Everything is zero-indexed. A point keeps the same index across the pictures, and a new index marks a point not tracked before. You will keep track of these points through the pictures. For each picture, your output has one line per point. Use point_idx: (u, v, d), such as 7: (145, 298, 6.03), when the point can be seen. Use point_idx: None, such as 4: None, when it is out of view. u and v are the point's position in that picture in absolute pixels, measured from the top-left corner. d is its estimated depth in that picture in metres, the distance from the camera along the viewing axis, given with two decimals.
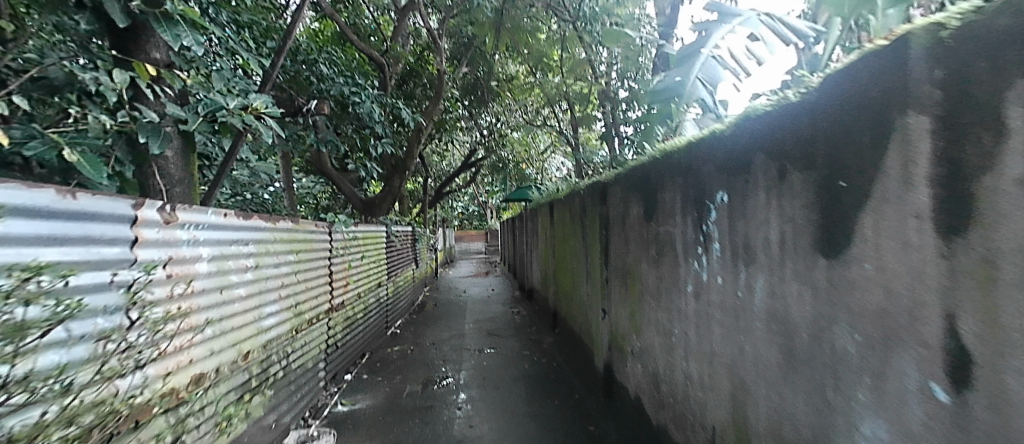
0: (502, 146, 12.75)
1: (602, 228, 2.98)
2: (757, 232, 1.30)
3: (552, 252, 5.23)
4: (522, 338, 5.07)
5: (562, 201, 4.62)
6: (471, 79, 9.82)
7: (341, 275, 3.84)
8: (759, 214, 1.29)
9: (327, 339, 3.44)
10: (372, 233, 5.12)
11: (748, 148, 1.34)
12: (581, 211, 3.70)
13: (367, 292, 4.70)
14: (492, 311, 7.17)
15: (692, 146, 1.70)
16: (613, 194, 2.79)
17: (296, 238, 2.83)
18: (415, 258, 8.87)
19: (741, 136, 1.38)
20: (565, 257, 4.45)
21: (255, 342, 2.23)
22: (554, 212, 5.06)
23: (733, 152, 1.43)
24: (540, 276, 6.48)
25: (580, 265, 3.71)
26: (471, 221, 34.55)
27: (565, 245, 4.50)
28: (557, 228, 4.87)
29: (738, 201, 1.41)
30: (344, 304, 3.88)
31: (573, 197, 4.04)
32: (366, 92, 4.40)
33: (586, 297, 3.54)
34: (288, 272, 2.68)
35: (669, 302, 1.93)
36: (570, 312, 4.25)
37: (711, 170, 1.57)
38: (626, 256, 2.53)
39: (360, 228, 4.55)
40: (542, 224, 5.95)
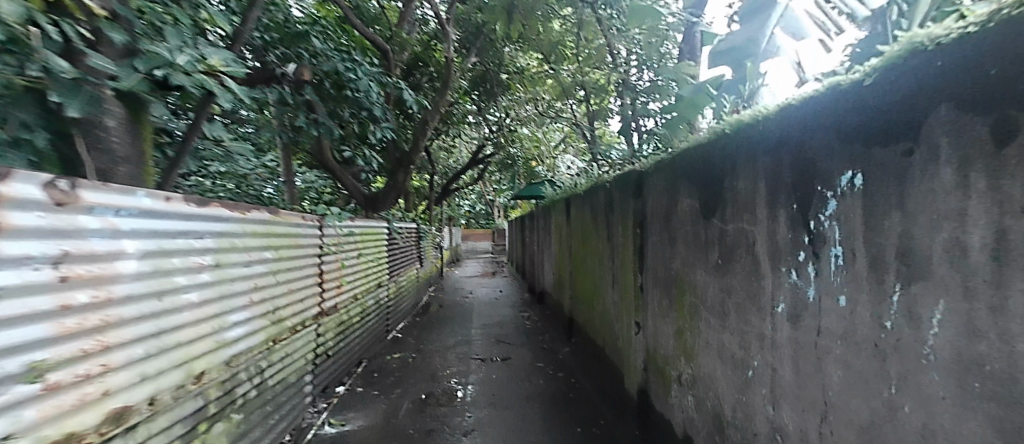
0: (511, 142, 12.29)
1: (635, 226, 2.53)
2: (925, 232, 0.83)
3: (567, 254, 4.78)
4: (534, 348, 4.63)
5: (581, 196, 4.17)
6: (480, 70, 9.41)
7: (334, 275, 3.41)
8: (929, 202, 0.82)
9: (315, 348, 3.01)
10: (373, 229, 4.71)
11: (909, 101, 0.86)
12: (606, 208, 3.24)
13: (365, 294, 4.28)
14: (500, 315, 6.71)
15: (794, 112, 1.23)
16: (651, 186, 2.32)
17: (276, 232, 2.39)
18: (419, 257, 8.47)
19: (897, 84, 0.89)
20: (585, 259, 3.99)
21: (217, 358, 1.79)
22: (571, 210, 4.61)
23: (879, 112, 0.95)
24: (552, 278, 6.03)
25: (606, 270, 3.25)
26: (478, 219, 34.17)
27: (584, 245, 4.04)
28: (575, 226, 4.41)
29: (882, 185, 0.94)
30: (337, 308, 3.45)
31: (595, 193, 3.58)
32: (363, 68, 3.97)
33: (612, 306, 3.08)
34: (265, 271, 2.25)
35: (744, 324, 1.47)
36: (591, 321, 3.78)
37: (831, 143, 1.10)
38: (671, 258, 2.07)
39: (358, 223, 4.12)
40: (556, 222, 5.49)
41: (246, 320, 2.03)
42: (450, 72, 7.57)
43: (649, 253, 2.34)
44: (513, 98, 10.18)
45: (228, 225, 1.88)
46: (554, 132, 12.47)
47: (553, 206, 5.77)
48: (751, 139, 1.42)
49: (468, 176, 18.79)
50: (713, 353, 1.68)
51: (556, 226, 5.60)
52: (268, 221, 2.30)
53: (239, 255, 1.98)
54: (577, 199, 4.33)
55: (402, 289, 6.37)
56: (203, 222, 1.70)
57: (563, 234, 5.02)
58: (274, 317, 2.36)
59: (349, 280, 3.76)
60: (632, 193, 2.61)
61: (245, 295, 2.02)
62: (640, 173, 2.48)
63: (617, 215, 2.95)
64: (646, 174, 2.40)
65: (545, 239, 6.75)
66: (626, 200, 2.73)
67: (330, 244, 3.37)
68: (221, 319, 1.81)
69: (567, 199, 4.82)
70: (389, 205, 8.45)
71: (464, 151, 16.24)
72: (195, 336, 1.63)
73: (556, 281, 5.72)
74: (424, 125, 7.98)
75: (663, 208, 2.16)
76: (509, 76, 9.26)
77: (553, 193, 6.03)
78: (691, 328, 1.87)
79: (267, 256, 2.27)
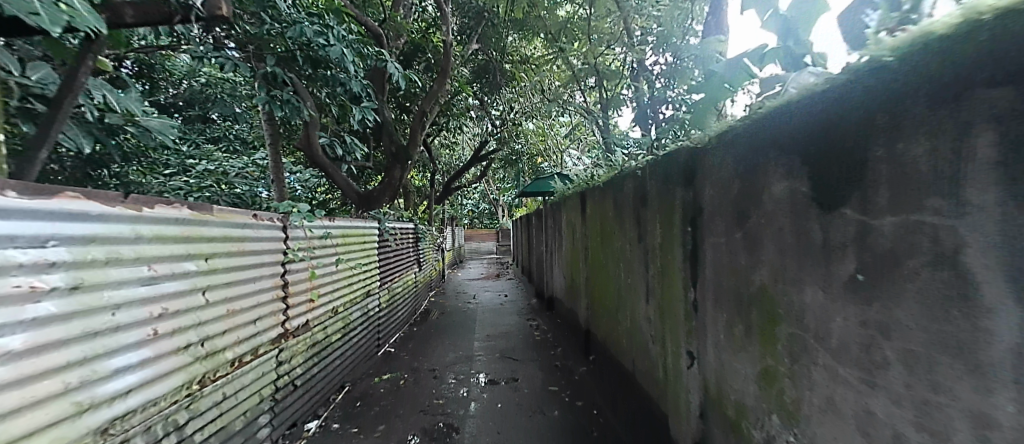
0: (515, 137, 11.73)
1: (682, 223, 1.93)
2: None
3: (582, 256, 4.17)
4: (546, 366, 4.02)
5: (598, 189, 3.60)
6: (481, 60, 8.88)
7: (304, 286, 2.82)
8: None
9: (276, 380, 2.42)
10: (359, 231, 4.16)
11: None
12: (634, 202, 2.65)
13: (349, 306, 3.73)
14: (506, 324, 6.10)
15: None
16: (707, 170, 1.74)
17: (206, 236, 1.79)
18: (418, 260, 7.90)
19: None
20: (605, 264, 3.40)
21: (82, 426, 1.18)
22: (585, 206, 4.05)
23: None
24: (564, 282, 5.43)
25: (636, 278, 2.66)
26: (481, 219, 33.72)
27: (604, 247, 3.44)
28: (592, 225, 3.80)
29: None
30: (308, 326, 2.86)
31: (619, 184, 2.99)
32: (335, 30, 3.36)
33: (647, 324, 2.49)
34: (187, 289, 1.65)
35: (930, 392, 0.85)
36: (615, 338, 3.18)
37: None
38: (749, 267, 1.47)
39: (338, 223, 3.54)
40: (568, 219, 4.89)
41: (149, 360, 1.43)
42: (448, 59, 7.00)
43: (709, 260, 1.74)
44: (516, 90, 9.63)
45: (108, 225, 1.28)
46: (560, 125, 11.91)
47: (563, 203, 5.18)
48: (934, 69, 0.81)
49: (470, 174, 18.22)
50: (845, 422, 1.07)
51: (567, 227, 5.05)
52: (194, 220, 1.71)
53: (138, 268, 1.39)
54: (593, 194, 3.75)
55: (398, 298, 5.79)
56: (50, 221, 1.09)
57: (576, 234, 4.42)
58: (204, 350, 1.76)
59: (328, 292, 3.20)
60: (676, 180, 2.02)
61: (146, 325, 1.43)
62: (688, 152, 1.89)
63: (650, 211, 2.37)
64: (697, 153, 1.82)
65: (554, 240, 6.17)
66: (665, 191, 2.15)
67: (301, 250, 2.79)
68: (91, 365, 1.21)
69: (580, 194, 4.26)
70: (386, 201, 7.83)
71: (466, 148, 15.74)
72: (21, 402, 1.01)
73: (568, 285, 5.13)
74: (422, 117, 7.46)
75: (732, 197, 1.57)
76: (512, 66, 8.71)
77: (562, 188, 5.45)
78: (792, 374, 1.26)
79: (191, 269, 1.67)
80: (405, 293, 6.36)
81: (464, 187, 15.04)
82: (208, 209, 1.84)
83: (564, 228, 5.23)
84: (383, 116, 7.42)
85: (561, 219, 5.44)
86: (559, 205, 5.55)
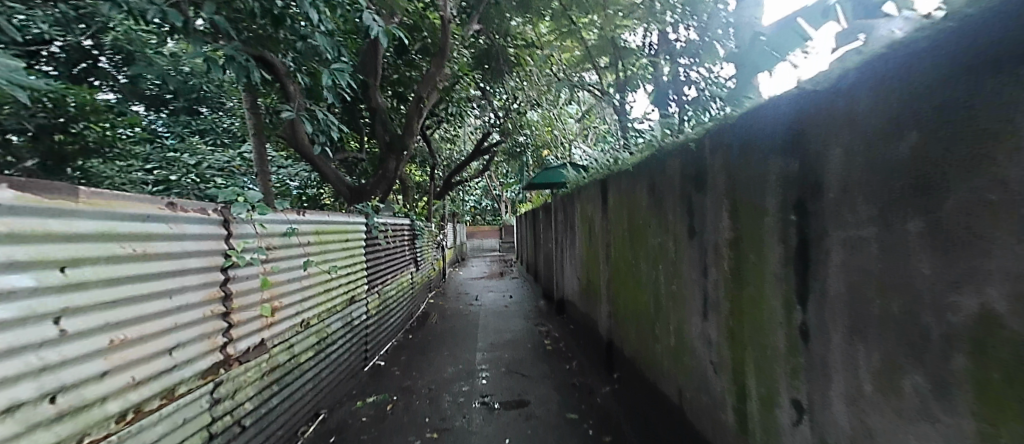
0: (519, 128, 11.12)
1: (781, 210, 1.29)
2: None
3: (603, 257, 3.56)
4: (561, 385, 3.40)
5: (625, 175, 2.98)
6: (483, 45, 8.30)
7: (259, 297, 2.21)
8: None
9: (209, 425, 1.81)
10: (340, 228, 3.55)
11: None
12: (685, 186, 2.03)
13: (325, 316, 3.13)
14: (512, 330, 5.49)
15: None
16: (835, 125, 1.10)
17: (58, 235, 1.14)
18: (415, 259, 7.28)
19: None
20: (636, 267, 2.77)
21: None
22: (606, 198, 3.45)
23: None
24: (578, 284, 4.81)
25: (687, 286, 2.04)
26: (484, 216, 33.14)
27: (634, 246, 2.81)
28: (617, 217, 3.15)
29: None
30: (264, 347, 2.25)
31: (657, 165, 2.36)
32: None
33: (704, 349, 1.86)
34: (19, 316, 1.00)
35: None
36: (651, 358, 2.56)
37: None
38: (942, 285, 0.81)
39: (311, 218, 2.93)
40: (585, 210, 4.24)
41: None
42: (445, 38, 6.38)
43: (842, 264, 1.10)
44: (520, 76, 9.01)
45: None
46: (567, 115, 11.26)
47: (578, 194, 4.58)
48: None
49: (471, 168, 17.63)
50: None
51: (581, 223, 4.46)
52: (32, 208, 1.07)
53: None
54: (618, 182, 3.13)
55: (390, 302, 5.20)
56: None
57: (595, 228, 3.78)
58: (59, 408, 1.12)
59: (293, 304, 2.59)
60: (768, 147, 1.37)
61: None
62: (793, 102, 1.26)
63: (716, 196, 1.73)
64: (813, 100, 1.18)
65: (564, 237, 5.57)
66: (745, 165, 1.51)
67: (254, 249, 2.18)
68: None
69: (599, 182, 3.66)
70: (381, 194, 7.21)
71: (467, 141, 15.14)
72: None
73: (583, 288, 4.53)
74: (418, 103, 6.86)
75: (894, 162, 0.92)
76: (516, 50, 8.10)
77: (574, 178, 4.86)
78: None
79: (27, 284, 1.03)
80: (399, 296, 5.76)
81: (465, 182, 14.44)
82: (69, 196, 1.21)
83: (578, 224, 4.64)
84: (375, 102, 6.83)
85: (574, 212, 4.82)
86: (572, 198, 4.95)
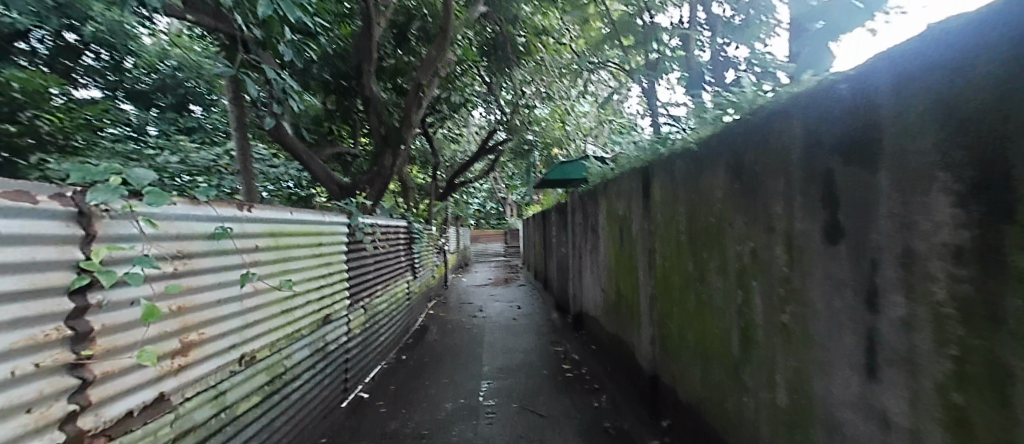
0: (527, 124, 10.39)
1: None
2: None
3: (644, 267, 2.80)
4: (593, 430, 2.65)
5: (682, 158, 2.22)
6: (491, 32, 7.63)
7: (166, 325, 1.49)
8: None
9: None
10: (309, 230, 2.81)
11: None
12: (824, 158, 1.23)
13: (283, 344, 2.39)
14: (523, 350, 4.73)
15: None
16: None
17: None
18: (413, 266, 6.57)
19: None
20: (707, 283, 2.00)
21: None
22: (649, 192, 2.70)
23: None
24: (603, 296, 4.05)
25: (825, 321, 1.26)
26: (489, 219, 32.54)
27: (701, 254, 2.04)
28: (670, 214, 2.40)
29: None
30: (170, 400, 1.52)
31: (748, 133, 1.59)
32: None
33: (875, 434, 1.09)
34: None
35: None
36: (733, 413, 1.80)
37: None
38: None
39: (266, 215, 2.23)
40: (615, 209, 3.51)
41: None
42: (446, 17, 5.68)
43: None
44: (530, 66, 8.31)
45: None
46: (579, 109, 10.50)
47: (605, 191, 3.84)
48: None
49: (476, 168, 16.93)
50: None
51: (609, 225, 3.72)
52: None
53: None
54: (671, 170, 2.37)
55: (379, 317, 4.44)
56: None
57: (632, 230, 3.04)
58: None
59: (222, 333, 1.85)
60: None
61: None
62: None
63: (917, 167, 0.93)
64: None
65: (584, 243, 4.81)
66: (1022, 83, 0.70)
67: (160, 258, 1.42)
68: None
69: (638, 172, 2.91)
70: (378, 191, 6.49)
71: (471, 140, 14.47)
72: None
73: (611, 303, 3.77)
74: (418, 91, 6.15)
75: None
76: (525, 38, 7.42)
77: (600, 171, 4.12)
78: None
79: None
80: (392, 309, 5.02)
81: (469, 182, 13.73)
82: None
83: (605, 226, 3.90)
84: (370, 91, 6.08)
85: (598, 212, 4.10)
86: (596, 196, 4.20)
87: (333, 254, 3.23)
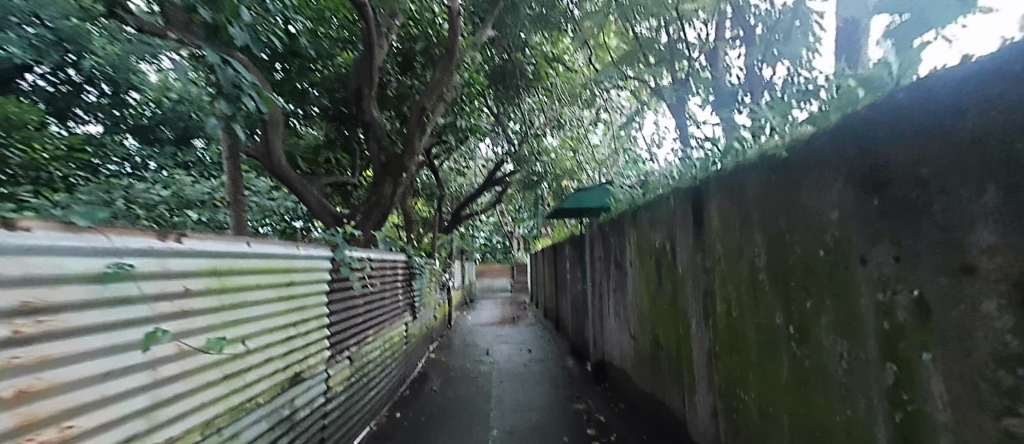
0: (536, 154, 10.09)
1: None
2: None
3: (701, 316, 2.18)
4: None
5: (762, 173, 1.67)
6: (499, 59, 7.44)
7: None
8: None
9: None
10: (274, 268, 2.25)
11: None
12: None
13: (228, 423, 1.77)
14: (538, 407, 4.01)
15: None
16: None
17: None
18: (413, 305, 5.96)
19: None
20: (817, 345, 1.38)
21: None
22: (707, 219, 2.13)
23: None
24: (635, 346, 3.39)
25: None
26: (496, 253, 31.96)
27: (808, 304, 1.43)
28: (742, 246, 1.81)
29: None
30: None
31: (897, 129, 1.04)
32: None
33: None
34: None
35: None
36: None
37: None
38: None
39: (207, 248, 1.68)
40: (650, 241, 2.94)
41: None
42: (452, 38, 5.36)
43: None
44: (539, 93, 8.07)
45: None
46: (590, 139, 10.20)
47: (637, 221, 3.29)
48: None
49: (482, 201, 16.60)
50: None
51: (643, 261, 3.13)
52: None
53: None
54: (743, 189, 1.82)
55: (369, 368, 3.80)
56: None
57: (678, 267, 2.45)
58: None
59: (115, 421, 1.21)
60: None
61: None
62: None
63: None
64: None
65: (608, 282, 4.20)
66: None
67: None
68: None
69: (687, 195, 2.35)
70: (372, 227, 5.96)
71: (477, 173, 14.23)
72: None
73: (645, 355, 3.11)
74: (421, 116, 5.84)
75: None
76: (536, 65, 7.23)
77: (628, 198, 3.60)
78: None
79: None
80: (386, 357, 4.38)
81: (475, 215, 13.29)
82: None
83: (637, 262, 3.30)
84: (371, 116, 5.82)
85: (626, 244, 3.54)
86: (624, 226, 3.64)
87: (309, 295, 2.65)
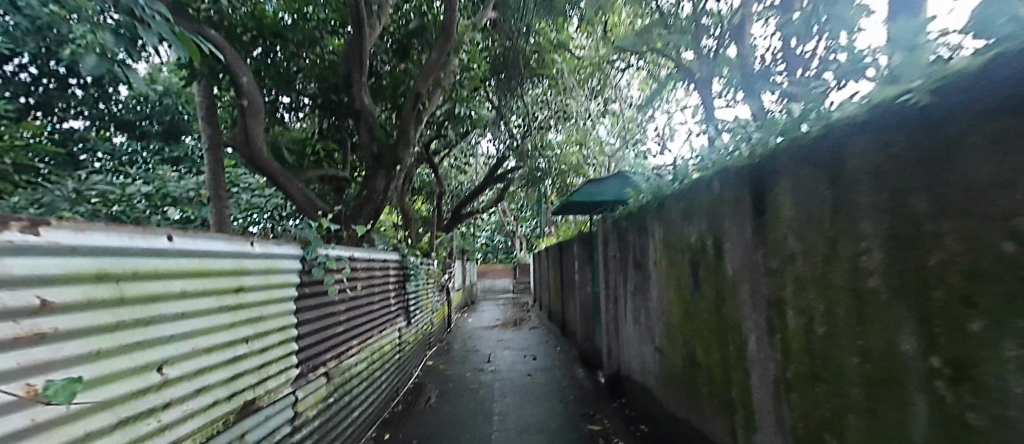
0: (540, 149, 9.62)
1: None
2: None
3: (767, 332, 1.68)
4: None
5: (870, 135, 1.18)
6: (501, 46, 6.96)
7: None
8: None
9: None
10: (214, 270, 1.72)
11: None
12: None
13: None
14: (548, 428, 3.50)
15: None
16: None
17: None
18: (408, 309, 5.48)
19: None
20: (983, 390, 0.84)
21: None
22: (778, 206, 1.62)
23: None
24: (664, 362, 2.87)
25: None
26: (498, 253, 31.56)
27: (962, 323, 0.90)
28: (845, 241, 1.29)
29: None
30: None
31: None
32: None
33: None
34: None
35: None
36: None
37: None
38: None
39: (96, 239, 1.12)
40: (688, 239, 2.44)
41: None
42: (449, 16, 4.87)
43: None
44: (544, 82, 7.64)
45: None
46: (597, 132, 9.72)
47: (668, 214, 2.77)
48: None
49: (484, 199, 16.20)
50: None
51: (677, 262, 2.62)
52: None
53: None
54: (840, 165, 1.31)
55: (354, 384, 3.32)
56: None
57: (731, 268, 1.94)
58: None
59: None
60: None
61: None
62: None
63: None
64: None
65: (626, 285, 3.70)
66: None
67: None
68: None
69: (743, 178, 1.86)
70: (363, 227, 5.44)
71: (478, 170, 13.83)
72: None
73: (679, 375, 2.58)
74: (415, 104, 5.38)
75: None
76: (540, 51, 6.79)
77: (652, 188, 3.11)
78: None
79: None
80: (375, 369, 3.90)
81: (477, 214, 12.81)
82: None
83: (666, 263, 2.79)
84: (361, 103, 5.36)
85: (652, 242, 3.03)
86: (648, 222, 3.15)
87: (267, 302, 2.13)
